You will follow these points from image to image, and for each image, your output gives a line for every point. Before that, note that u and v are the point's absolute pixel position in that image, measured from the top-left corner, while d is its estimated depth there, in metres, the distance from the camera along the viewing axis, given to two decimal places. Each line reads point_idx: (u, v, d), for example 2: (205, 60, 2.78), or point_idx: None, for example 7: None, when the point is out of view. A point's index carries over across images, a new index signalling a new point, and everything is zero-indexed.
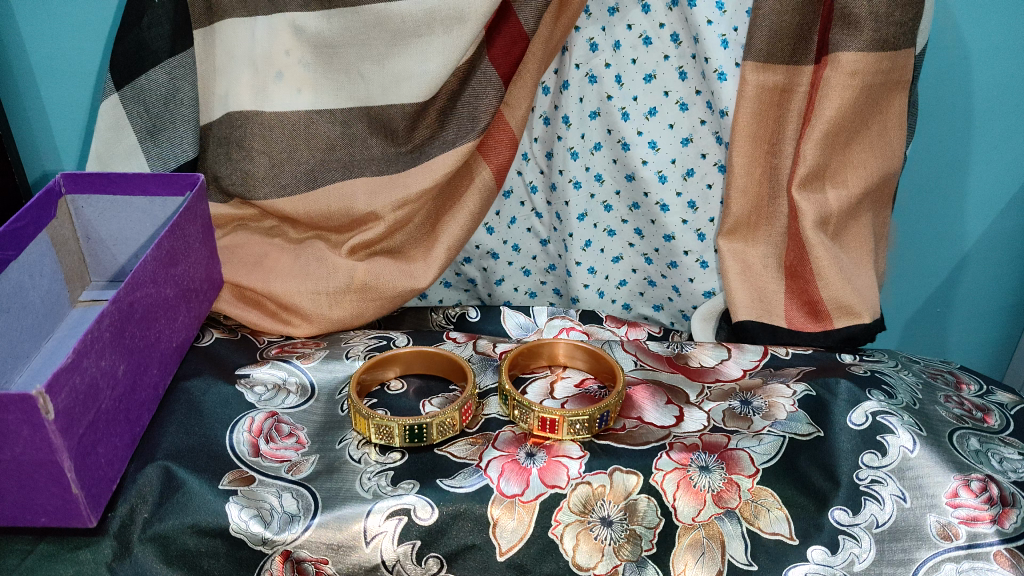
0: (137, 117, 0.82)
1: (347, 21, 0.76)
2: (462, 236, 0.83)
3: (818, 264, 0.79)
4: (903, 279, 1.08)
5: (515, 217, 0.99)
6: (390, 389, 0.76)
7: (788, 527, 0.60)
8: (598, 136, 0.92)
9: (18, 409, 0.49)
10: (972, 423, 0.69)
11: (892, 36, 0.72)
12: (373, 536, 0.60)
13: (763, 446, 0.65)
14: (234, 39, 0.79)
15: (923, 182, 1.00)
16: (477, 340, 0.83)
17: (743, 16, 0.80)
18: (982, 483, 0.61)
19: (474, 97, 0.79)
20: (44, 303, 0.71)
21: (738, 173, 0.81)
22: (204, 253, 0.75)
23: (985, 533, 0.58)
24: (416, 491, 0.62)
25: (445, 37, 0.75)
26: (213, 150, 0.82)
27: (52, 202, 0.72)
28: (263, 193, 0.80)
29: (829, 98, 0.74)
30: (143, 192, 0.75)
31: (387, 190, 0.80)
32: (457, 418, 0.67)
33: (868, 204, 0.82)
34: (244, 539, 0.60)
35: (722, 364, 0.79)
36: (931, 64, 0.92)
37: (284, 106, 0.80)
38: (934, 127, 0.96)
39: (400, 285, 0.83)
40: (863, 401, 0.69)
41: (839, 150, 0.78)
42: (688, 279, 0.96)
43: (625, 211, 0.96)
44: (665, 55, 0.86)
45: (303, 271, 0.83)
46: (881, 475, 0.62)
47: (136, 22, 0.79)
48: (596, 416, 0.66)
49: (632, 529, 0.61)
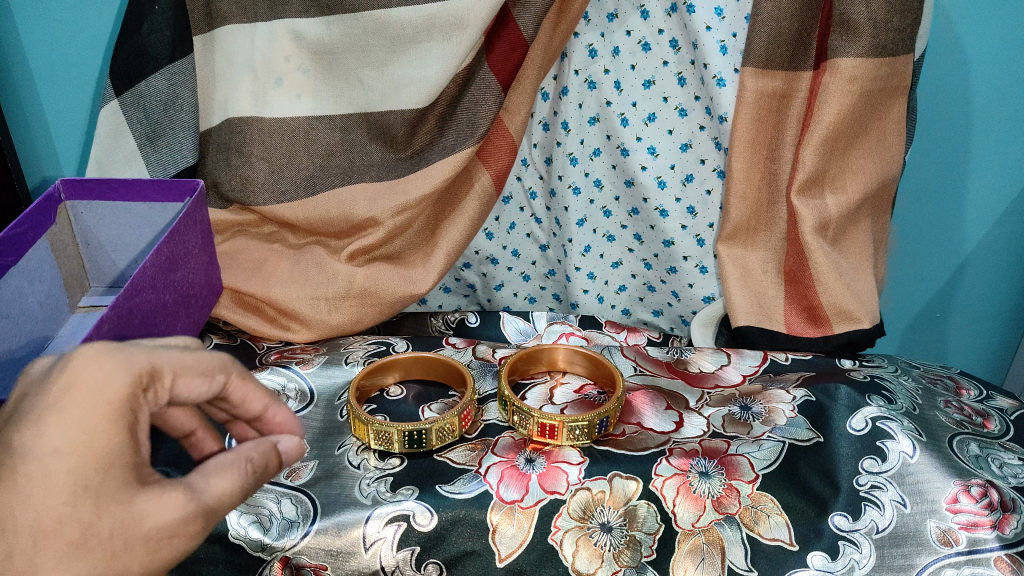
0: (137, 123, 0.82)
1: (347, 27, 0.76)
2: (461, 242, 0.83)
3: (817, 270, 0.79)
4: (903, 284, 1.09)
5: (515, 222, 1.00)
6: (390, 395, 0.77)
7: (788, 532, 0.60)
8: (597, 142, 0.92)
9: None
10: (972, 429, 0.69)
11: (891, 42, 0.72)
12: (372, 542, 0.60)
13: (763, 452, 0.65)
14: (234, 45, 0.79)
15: (923, 187, 1.00)
16: (476, 345, 0.83)
17: (742, 22, 0.80)
18: (982, 488, 0.60)
19: (473, 103, 0.79)
20: (44, 309, 0.71)
21: (737, 179, 0.81)
22: (204, 258, 0.75)
23: (985, 538, 0.57)
24: (416, 497, 0.62)
25: (444, 44, 0.75)
26: (213, 156, 0.82)
27: (52, 207, 0.72)
28: (262, 198, 0.80)
29: (828, 104, 0.74)
30: (142, 197, 0.74)
31: (386, 196, 0.80)
32: (456, 423, 0.68)
33: (868, 209, 0.82)
34: (243, 544, 0.60)
35: (722, 370, 0.79)
36: (930, 69, 0.92)
37: (284, 112, 0.79)
38: (934, 132, 0.96)
39: (399, 290, 0.83)
40: (862, 406, 0.69)
41: (839, 156, 0.78)
42: (688, 284, 0.96)
43: (624, 216, 0.96)
44: (664, 61, 0.86)
45: (303, 276, 0.83)
46: (881, 481, 0.62)
47: (136, 29, 0.80)
48: (595, 421, 0.67)
49: (632, 534, 0.60)
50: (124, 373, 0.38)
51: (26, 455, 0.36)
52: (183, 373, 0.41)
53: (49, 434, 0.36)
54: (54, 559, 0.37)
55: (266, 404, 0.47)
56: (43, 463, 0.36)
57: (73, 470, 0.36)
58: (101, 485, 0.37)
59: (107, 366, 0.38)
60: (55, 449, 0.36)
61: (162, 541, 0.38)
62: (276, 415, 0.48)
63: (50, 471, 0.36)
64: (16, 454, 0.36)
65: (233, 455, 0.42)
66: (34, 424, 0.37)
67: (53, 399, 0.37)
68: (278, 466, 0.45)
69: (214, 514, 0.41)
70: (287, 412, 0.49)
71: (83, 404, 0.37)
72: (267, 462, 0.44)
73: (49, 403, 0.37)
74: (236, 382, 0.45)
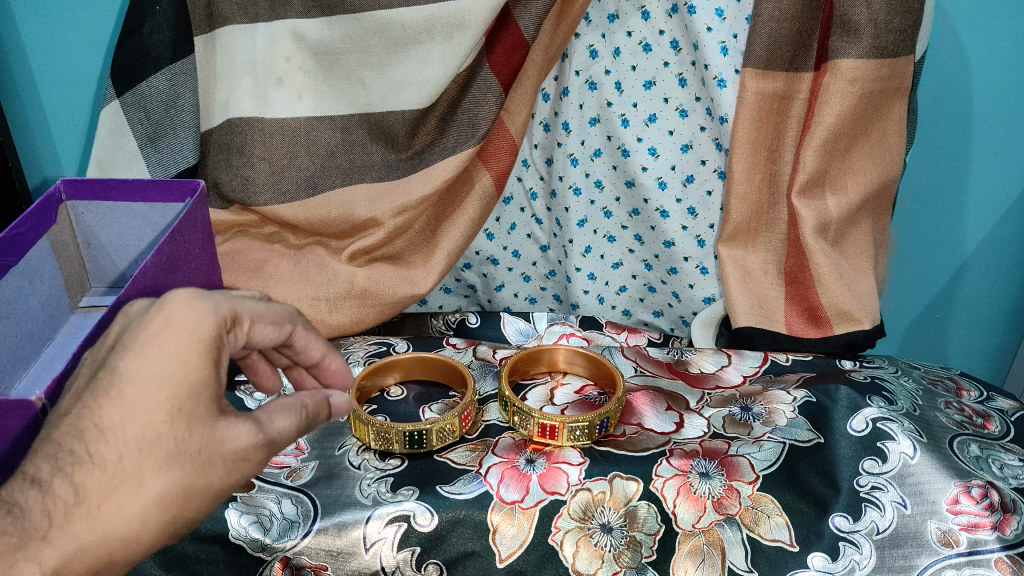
0: (138, 123, 0.83)
1: (347, 28, 0.76)
2: (461, 243, 0.84)
3: (818, 271, 0.79)
4: (903, 285, 1.09)
5: (515, 223, 1.00)
6: (390, 395, 0.77)
7: (788, 533, 0.60)
8: (598, 143, 0.92)
9: (17, 416, 0.48)
10: (973, 430, 0.69)
11: (891, 43, 0.72)
12: (372, 542, 0.60)
13: (763, 453, 0.65)
14: (234, 45, 0.79)
15: (923, 189, 1.00)
16: (476, 346, 0.83)
17: (742, 23, 0.80)
18: (982, 490, 0.60)
19: (474, 104, 0.79)
20: (44, 310, 0.71)
21: (738, 180, 0.81)
22: (204, 259, 0.74)
23: (986, 540, 0.57)
24: (416, 497, 0.62)
25: (446, 44, 0.75)
26: (213, 156, 0.82)
27: (52, 208, 0.71)
28: (263, 199, 0.80)
29: (828, 104, 0.74)
30: (143, 198, 0.73)
31: (387, 196, 0.80)
32: (457, 424, 0.68)
33: (868, 211, 0.82)
34: (244, 544, 0.60)
35: (722, 370, 0.79)
36: (931, 71, 0.92)
37: (284, 112, 0.79)
38: (934, 133, 0.96)
39: (399, 290, 0.83)
40: (863, 407, 0.69)
41: (839, 157, 0.78)
42: (688, 285, 0.96)
43: (625, 217, 0.96)
44: (665, 63, 0.86)
45: (303, 277, 0.83)
46: (882, 482, 0.62)
47: (138, 29, 0.80)
48: (595, 422, 0.67)
49: (632, 535, 0.60)
50: (212, 314, 0.44)
51: (131, 378, 0.41)
52: (260, 320, 0.47)
53: (150, 361, 0.42)
54: (152, 470, 0.42)
55: (324, 353, 0.53)
56: (145, 385, 0.41)
57: (172, 392, 0.42)
58: (193, 407, 0.42)
59: (199, 306, 0.44)
60: (156, 374, 0.41)
61: (237, 463, 0.44)
62: (331, 364, 0.54)
63: (149, 393, 0.41)
64: (123, 376, 0.42)
65: (293, 397, 0.47)
66: (138, 351, 0.42)
67: (154, 332, 0.42)
68: (330, 415, 0.50)
69: (274, 447, 0.46)
70: (341, 362, 0.55)
71: (180, 337, 0.42)
72: (318, 411, 0.48)
73: (150, 335, 0.42)
74: (301, 332, 0.51)
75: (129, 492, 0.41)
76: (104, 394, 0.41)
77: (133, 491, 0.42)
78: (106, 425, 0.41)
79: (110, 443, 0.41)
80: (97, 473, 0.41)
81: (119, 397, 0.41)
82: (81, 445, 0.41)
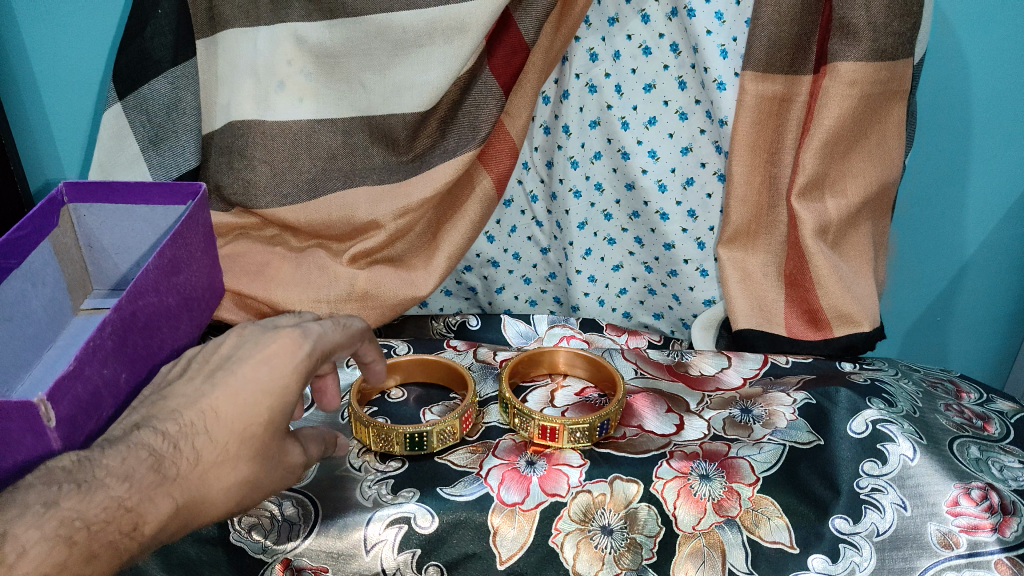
0: (140, 126, 0.83)
1: (348, 31, 0.76)
2: (462, 245, 0.84)
3: (817, 273, 0.79)
4: (903, 287, 1.09)
5: (515, 226, 1.00)
6: (390, 397, 0.77)
7: (789, 535, 0.60)
8: (598, 146, 0.92)
9: (20, 417, 0.48)
10: (972, 432, 0.69)
11: (890, 46, 0.72)
12: (373, 544, 0.60)
13: (763, 455, 0.65)
14: (235, 48, 0.79)
15: (923, 192, 1.00)
16: (477, 348, 0.83)
17: (742, 26, 0.81)
18: (982, 491, 0.60)
19: (474, 107, 0.79)
20: (45, 312, 0.71)
21: (738, 183, 0.81)
22: (205, 261, 0.74)
23: (985, 541, 0.57)
24: (416, 499, 0.62)
25: (446, 47, 0.75)
26: (214, 159, 0.83)
27: (54, 211, 0.71)
28: (264, 202, 0.80)
29: (828, 107, 0.74)
30: (145, 201, 0.74)
31: (388, 199, 0.80)
32: (457, 426, 0.68)
33: (868, 213, 0.82)
34: (244, 546, 0.60)
35: (722, 372, 0.79)
36: (930, 73, 0.92)
37: (284, 116, 0.80)
38: (934, 136, 0.96)
39: (400, 293, 0.83)
40: (862, 409, 0.69)
41: (839, 160, 0.78)
42: (688, 287, 0.96)
43: (625, 219, 0.96)
44: (665, 65, 0.86)
45: (305, 280, 0.83)
46: (882, 484, 0.62)
47: (139, 32, 0.80)
48: (596, 424, 0.67)
49: (632, 538, 0.60)
50: (315, 351, 0.52)
51: (247, 380, 0.49)
52: (338, 347, 0.55)
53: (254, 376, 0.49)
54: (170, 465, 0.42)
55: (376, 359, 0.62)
56: (246, 394, 0.48)
57: (272, 403, 0.49)
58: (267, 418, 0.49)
59: (308, 339, 0.51)
60: (263, 387, 0.49)
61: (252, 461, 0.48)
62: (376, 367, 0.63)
63: (242, 404, 0.48)
64: (230, 378, 0.49)
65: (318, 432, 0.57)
66: (255, 363, 0.49)
67: (272, 351, 0.50)
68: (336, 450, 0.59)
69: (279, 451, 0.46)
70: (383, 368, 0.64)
71: (290, 360, 0.50)
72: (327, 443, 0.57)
73: (266, 354, 0.50)
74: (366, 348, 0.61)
75: (215, 473, 0.47)
76: (217, 387, 0.48)
77: (211, 475, 0.47)
78: (219, 410, 0.48)
79: (219, 425, 0.47)
80: (211, 447, 0.47)
81: (234, 393, 0.48)
82: (183, 424, 0.47)
